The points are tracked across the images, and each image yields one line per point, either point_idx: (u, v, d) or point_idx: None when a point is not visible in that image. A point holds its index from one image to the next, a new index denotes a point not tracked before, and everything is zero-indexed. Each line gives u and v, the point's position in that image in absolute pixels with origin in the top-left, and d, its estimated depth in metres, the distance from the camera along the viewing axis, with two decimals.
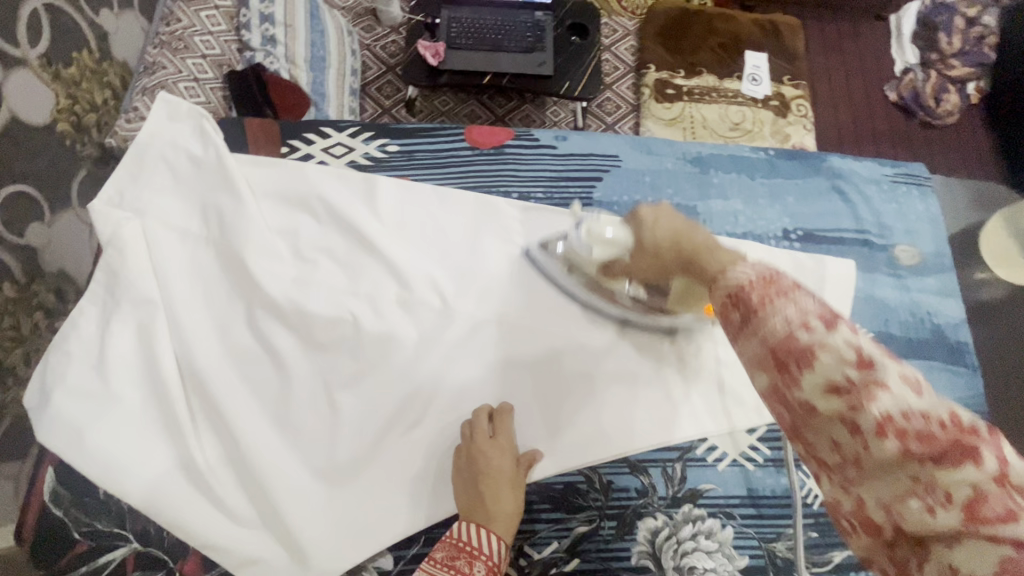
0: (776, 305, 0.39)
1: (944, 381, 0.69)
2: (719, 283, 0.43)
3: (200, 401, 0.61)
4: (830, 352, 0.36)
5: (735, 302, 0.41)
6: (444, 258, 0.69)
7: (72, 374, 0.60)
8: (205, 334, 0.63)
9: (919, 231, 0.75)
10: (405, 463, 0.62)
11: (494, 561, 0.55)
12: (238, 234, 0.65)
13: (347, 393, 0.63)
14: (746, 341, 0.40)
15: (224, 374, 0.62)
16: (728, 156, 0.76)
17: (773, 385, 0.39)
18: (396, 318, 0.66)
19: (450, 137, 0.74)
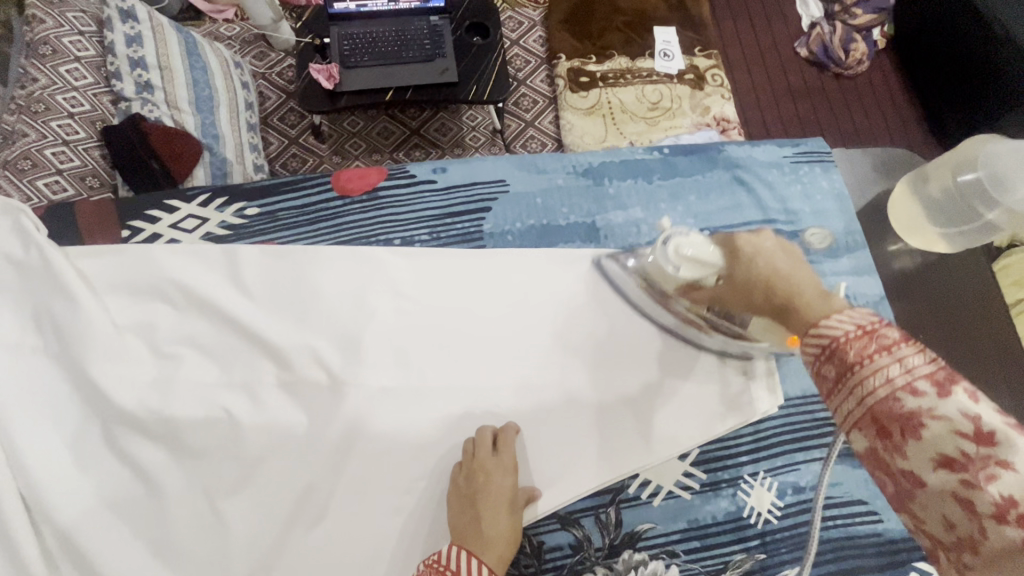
0: (878, 363, 0.37)
1: None
2: (810, 329, 0.41)
3: (60, 548, 0.53)
4: (939, 422, 0.34)
5: (829, 354, 0.39)
6: (325, 326, 0.61)
7: None
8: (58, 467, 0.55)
9: (827, 210, 0.72)
10: (313, 563, 0.55)
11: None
12: (77, 345, 0.56)
13: (234, 501, 0.56)
14: (842, 399, 0.38)
15: (84, 509, 0.54)
16: (621, 161, 0.71)
17: (873, 449, 0.37)
18: (280, 405, 0.58)
19: (315, 188, 0.67)
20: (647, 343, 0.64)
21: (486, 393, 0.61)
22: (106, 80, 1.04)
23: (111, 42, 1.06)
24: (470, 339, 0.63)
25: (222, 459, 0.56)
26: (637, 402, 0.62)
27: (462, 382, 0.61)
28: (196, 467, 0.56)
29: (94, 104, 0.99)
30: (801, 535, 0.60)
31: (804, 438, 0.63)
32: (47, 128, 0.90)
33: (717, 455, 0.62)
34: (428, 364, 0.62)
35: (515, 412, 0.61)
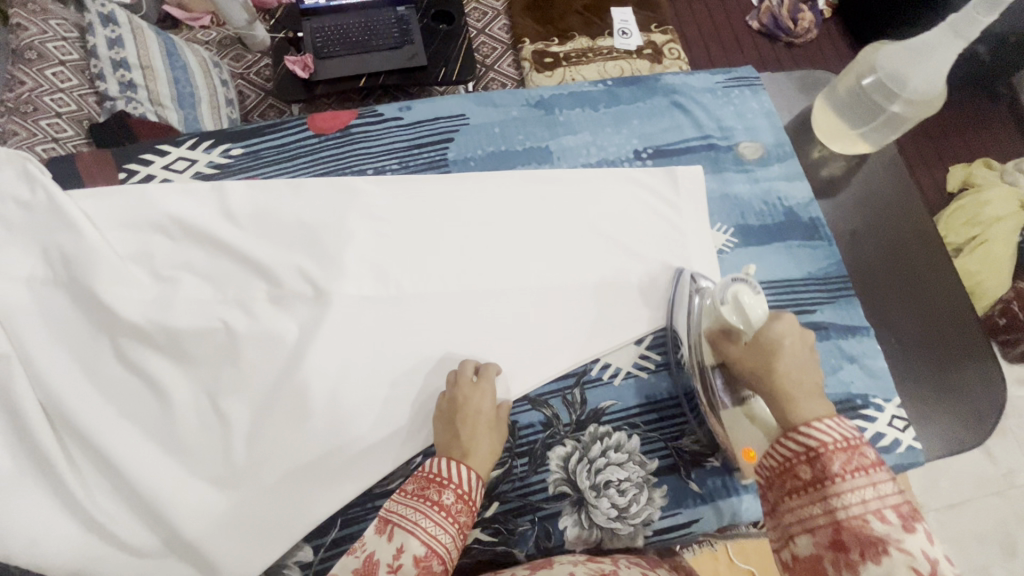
0: (854, 482, 0.44)
1: (805, 255, 0.74)
2: (802, 427, 0.48)
3: (79, 447, 0.59)
4: (900, 552, 0.40)
5: (811, 458, 0.47)
6: (309, 247, 0.68)
7: None
8: (72, 379, 0.61)
9: (758, 126, 0.80)
10: (307, 449, 0.61)
11: (465, 491, 0.54)
12: (85, 269, 0.63)
13: (233, 399, 0.62)
14: (811, 504, 0.45)
15: (98, 412, 0.60)
16: (569, 94, 0.79)
17: (826, 560, 0.43)
18: (271, 316, 0.65)
19: (293, 129, 0.74)
20: (601, 247, 0.71)
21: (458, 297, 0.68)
22: (91, 82, 1.09)
23: (94, 46, 1.10)
24: (441, 252, 0.69)
25: (222, 364, 0.63)
26: (595, 298, 0.69)
27: (435, 289, 0.68)
28: (200, 372, 0.62)
29: (80, 104, 1.04)
30: None
31: None
32: (35, 125, 0.96)
33: (669, 340, 0.69)
34: (403, 275, 0.68)
35: (486, 313, 0.68)
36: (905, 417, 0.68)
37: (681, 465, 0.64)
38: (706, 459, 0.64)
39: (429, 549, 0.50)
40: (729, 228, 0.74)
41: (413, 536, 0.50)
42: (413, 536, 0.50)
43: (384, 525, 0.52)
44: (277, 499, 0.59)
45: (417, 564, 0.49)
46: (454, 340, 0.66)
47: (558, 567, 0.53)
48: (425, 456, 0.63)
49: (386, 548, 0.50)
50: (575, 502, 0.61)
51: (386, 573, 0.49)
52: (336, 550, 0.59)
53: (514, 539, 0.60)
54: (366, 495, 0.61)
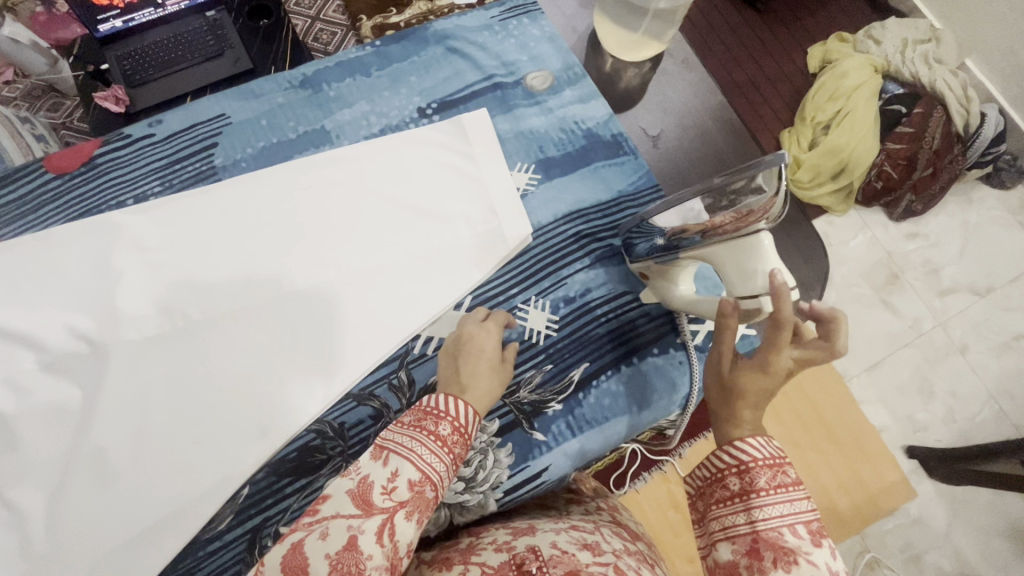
0: (773, 498, 0.44)
1: (611, 174, 0.72)
2: (737, 441, 0.47)
3: None
4: (809, 564, 0.40)
5: (741, 471, 0.45)
6: (74, 299, 0.62)
7: None
8: None
9: (542, 54, 0.76)
10: (118, 516, 0.56)
11: (463, 427, 0.49)
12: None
13: (22, 491, 0.56)
14: (735, 513, 0.45)
15: None
16: (335, 64, 0.73)
17: (738, 564, 0.43)
18: (48, 385, 0.59)
19: (30, 175, 0.66)
20: (404, 220, 0.67)
21: (260, 314, 0.63)
22: None
23: None
24: (231, 269, 0.64)
25: (1, 451, 0.57)
26: (402, 275, 0.65)
27: (227, 306, 0.63)
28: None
29: None
30: (581, 335, 0.65)
31: (567, 255, 0.68)
32: None
33: (488, 295, 0.66)
34: (188, 302, 0.63)
35: (293, 324, 0.63)
36: None
37: (522, 418, 0.62)
38: (547, 405, 0.63)
39: (430, 476, 0.46)
40: (531, 165, 0.71)
41: (408, 462, 0.45)
42: (409, 461, 0.45)
43: (379, 451, 0.46)
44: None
45: (411, 488, 0.44)
46: (263, 363, 0.61)
47: (540, 535, 0.53)
48: (253, 485, 0.58)
49: (380, 471, 0.45)
50: None
51: (379, 494, 0.43)
52: None
53: None
54: (195, 544, 0.56)
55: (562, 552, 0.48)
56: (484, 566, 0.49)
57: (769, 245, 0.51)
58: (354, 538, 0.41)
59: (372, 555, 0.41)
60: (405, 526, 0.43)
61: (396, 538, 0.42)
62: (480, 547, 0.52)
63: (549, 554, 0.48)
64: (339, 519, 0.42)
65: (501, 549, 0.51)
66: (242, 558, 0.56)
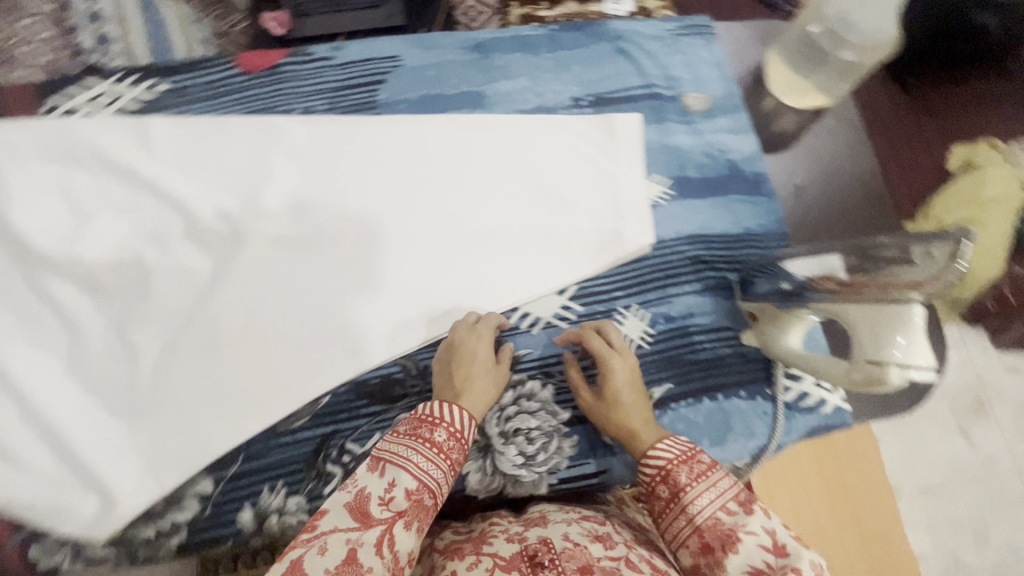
0: (699, 487, 0.48)
1: (743, 210, 0.71)
2: (651, 448, 0.52)
3: None
4: (750, 536, 0.44)
5: (664, 477, 0.50)
6: (228, 183, 0.67)
7: None
8: None
9: (706, 77, 0.76)
10: (213, 384, 0.60)
11: (459, 432, 0.51)
12: (1, 198, 0.64)
13: (141, 335, 0.62)
14: (678, 520, 0.48)
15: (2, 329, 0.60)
16: (510, 37, 0.76)
17: (697, 564, 0.45)
18: (185, 251, 0.64)
19: (222, 66, 0.72)
20: (531, 196, 0.69)
21: (379, 246, 0.66)
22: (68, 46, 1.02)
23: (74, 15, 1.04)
24: (364, 197, 0.68)
25: (134, 296, 0.63)
26: (517, 247, 0.67)
27: (351, 229, 0.67)
28: (108, 306, 0.62)
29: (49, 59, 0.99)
30: (672, 356, 0.65)
31: (679, 275, 0.68)
32: None
33: (593, 289, 0.67)
34: (320, 215, 0.67)
35: (406, 263, 0.66)
36: None
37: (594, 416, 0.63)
38: None
39: (426, 484, 0.47)
40: (668, 180, 0.71)
41: (405, 471, 0.46)
42: (405, 470, 0.46)
43: (376, 462, 0.47)
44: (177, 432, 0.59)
45: (410, 497, 0.45)
46: (369, 290, 0.65)
47: (551, 526, 0.52)
48: (333, 396, 0.62)
49: (377, 482, 0.45)
50: (481, 449, 0.60)
51: (378, 505, 0.44)
52: (234, 485, 0.59)
53: None
54: (270, 432, 0.60)
55: (574, 545, 0.48)
56: (496, 558, 0.48)
57: (919, 320, 0.48)
58: (353, 552, 0.41)
59: (372, 568, 0.41)
60: (406, 536, 0.44)
61: (396, 548, 0.43)
62: (492, 535, 0.52)
63: (560, 547, 0.48)
64: (337, 534, 0.42)
65: (513, 539, 0.50)
66: (305, 458, 0.60)
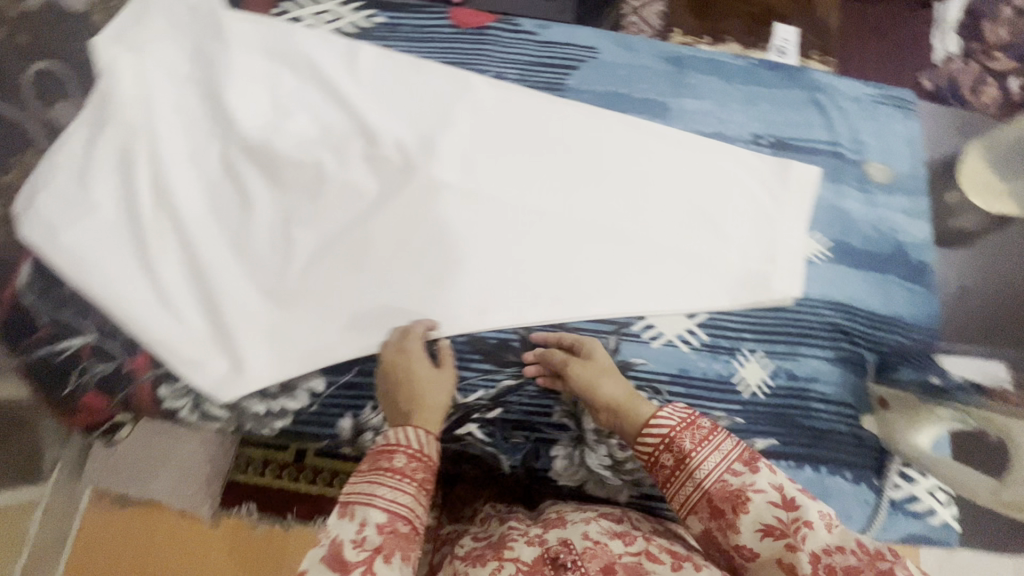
0: (701, 448, 0.47)
1: (899, 293, 0.68)
2: (649, 421, 0.50)
3: (166, 213, 0.65)
4: (759, 494, 0.44)
5: (667, 445, 0.49)
6: (412, 120, 0.71)
7: (59, 182, 0.64)
8: (182, 162, 0.67)
9: (895, 151, 0.74)
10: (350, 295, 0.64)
11: (418, 451, 0.48)
12: (221, 78, 0.70)
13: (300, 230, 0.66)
14: (683, 486, 0.47)
15: (189, 189, 0.66)
16: (707, 59, 0.77)
17: (708, 528, 0.46)
18: (360, 169, 0.69)
19: (435, 15, 0.77)
20: (688, 214, 0.69)
21: (530, 219, 0.68)
22: None
23: None
24: (529, 168, 0.70)
25: (305, 196, 0.67)
26: (660, 258, 0.67)
27: (509, 195, 0.69)
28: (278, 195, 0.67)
29: None
30: (785, 413, 0.63)
31: (815, 336, 0.66)
32: None
33: (724, 323, 0.66)
34: (485, 173, 0.70)
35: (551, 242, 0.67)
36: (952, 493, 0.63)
37: None
38: None
39: (396, 514, 0.45)
40: (830, 241, 0.69)
41: (372, 507, 0.44)
42: (372, 506, 0.44)
43: (343, 507, 0.45)
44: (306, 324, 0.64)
45: (382, 532, 0.44)
46: (511, 260, 0.66)
47: (570, 527, 0.50)
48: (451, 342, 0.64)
49: (348, 528, 0.44)
50: (571, 438, 0.62)
51: (353, 549, 0.43)
52: (343, 392, 0.62)
53: (504, 446, 0.62)
54: None
55: (595, 544, 0.47)
56: (519, 563, 0.47)
57: None
58: None
59: None
60: (386, 570, 0.43)
61: None
62: (512, 539, 0.51)
63: (581, 547, 0.47)
64: None
65: (534, 542, 0.49)
66: None
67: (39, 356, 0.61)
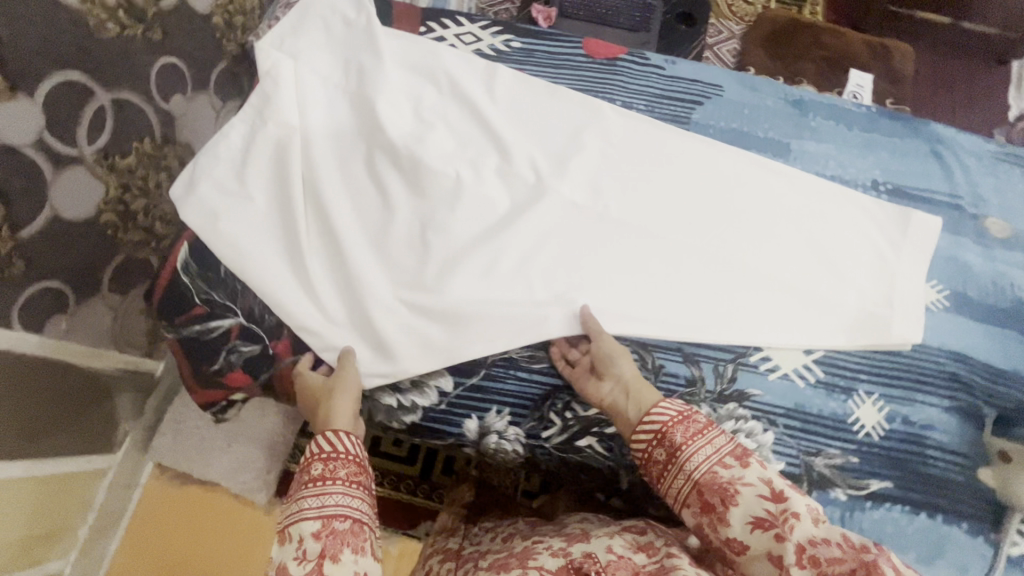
0: (696, 442, 0.51)
1: (1018, 351, 0.68)
2: (644, 418, 0.54)
3: (313, 207, 0.69)
4: (748, 488, 0.47)
5: (660, 440, 0.52)
6: (543, 142, 0.75)
7: (219, 171, 0.69)
8: (329, 161, 0.71)
9: (1014, 208, 0.75)
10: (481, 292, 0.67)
11: (330, 451, 0.54)
12: (371, 86, 0.73)
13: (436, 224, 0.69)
14: (676, 479, 0.51)
15: (333, 185, 0.70)
16: (829, 105, 0.79)
17: (700, 522, 0.48)
18: (494, 184, 0.72)
19: (569, 43, 0.81)
20: (806, 254, 0.71)
21: (651, 241, 0.71)
22: None
23: None
24: (651, 197, 0.73)
25: (441, 202, 0.70)
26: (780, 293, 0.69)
27: (632, 220, 0.72)
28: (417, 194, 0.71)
29: None
30: (901, 459, 0.64)
31: (931, 383, 0.66)
32: None
33: (840, 362, 0.67)
34: (610, 198, 0.73)
35: (670, 267, 0.70)
36: None
37: (807, 480, 0.62)
38: (834, 487, 0.62)
39: (329, 517, 0.51)
40: (948, 292, 0.70)
41: (303, 520, 0.50)
42: (304, 518, 0.50)
43: (281, 532, 0.51)
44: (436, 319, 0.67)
45: (319, 537, 0.49)
46: (631, 279, 0.69)
47: (595, 539, 0.53)
48: None
49: (287, 549, 0.50)
50: None
51: (296, 564, 0.49)
52: (469, 394, 0.65)
53: (623, 460, 0.63)
54: (512, 362, 0.66)
55: (618, 558, 0.50)
56: (542, 571, 0.51)
57: None
58: None
59: None
60: (337, 566, 0.49)
61: None
62: (535, 552, 0.54)
63: (605, 560, 0.50)
64: None
65: (557, 553, 0.52)
66: (534, 398, 0.65)
67: (191, 333, 0.65)
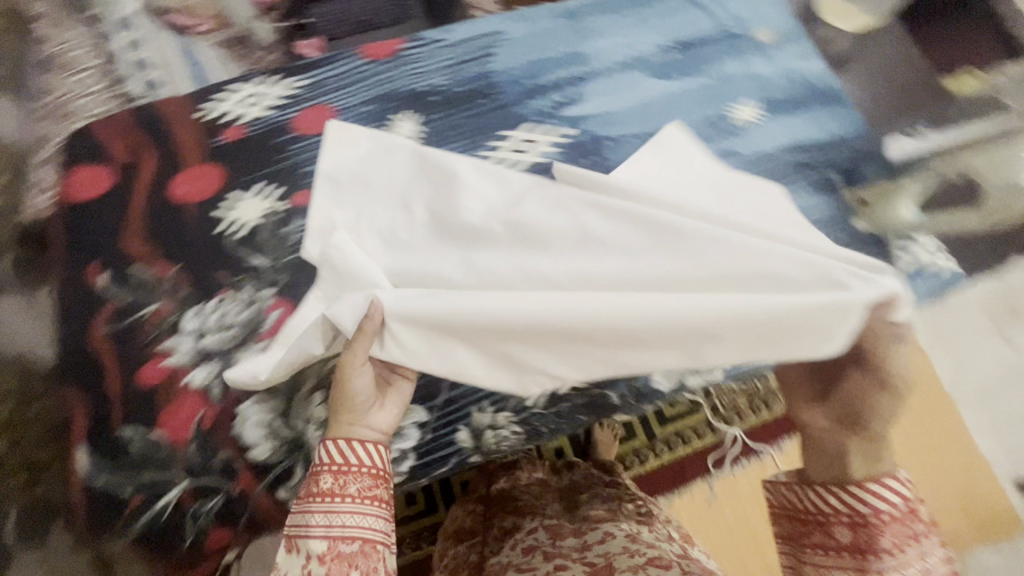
0: (903, 556, 0.45)
1: (829, 119, 0.80)
2: (868, 486, 0.46)
3: (515, 337, 0.46)
4: None
5: (855, 524, 0.46)
6: (478, 202, 0.54)
7: (412, 303, 0.49)
8: (458, 271, 0.52)
9: (768, 14, 0.87)
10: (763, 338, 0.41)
11: (343, 463, 0.50)
12: (443, 200, 0.56)
13: (633, 242, 0.47)
14: (845, 566, 0.47)
15: (460, 302, 0.48)
16: (594, 2, 0.86)
17: None
18: (589, 214, 0.49)
19: (349, 58, 0.80)
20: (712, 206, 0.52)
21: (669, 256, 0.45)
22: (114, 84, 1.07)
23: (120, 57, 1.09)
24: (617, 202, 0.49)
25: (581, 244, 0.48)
26: None
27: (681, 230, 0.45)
28: (520, 233, 0.51)
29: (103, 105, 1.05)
30: None
31: (789, 178, 0.76)
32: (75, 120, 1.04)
33: None
34: (611, 235, 0.48)
35: (704, 247, 0.44)
36: (943, 247, 0.75)
37: None
38: None
39: (336, 538, 0.49)
40: (758, 103, 0.80)
41: (311, 538, 0.49)
42: (311, 539, 0.49)
43: (290, 542, 0.50)
44: (612, 374, 0.45)
45: (324, 560, 0.48)
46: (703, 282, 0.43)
47: None
48: None
49: (296, 562, 0.49)
50: None
51: None
52: (446, 410, 0.65)
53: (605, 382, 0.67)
54: None
55: None
56: None
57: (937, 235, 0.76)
58: None
59: None
60: None
61: None
62: None
63: None
64: None
65: None
66: None
67: (141, 527, 0.60)
